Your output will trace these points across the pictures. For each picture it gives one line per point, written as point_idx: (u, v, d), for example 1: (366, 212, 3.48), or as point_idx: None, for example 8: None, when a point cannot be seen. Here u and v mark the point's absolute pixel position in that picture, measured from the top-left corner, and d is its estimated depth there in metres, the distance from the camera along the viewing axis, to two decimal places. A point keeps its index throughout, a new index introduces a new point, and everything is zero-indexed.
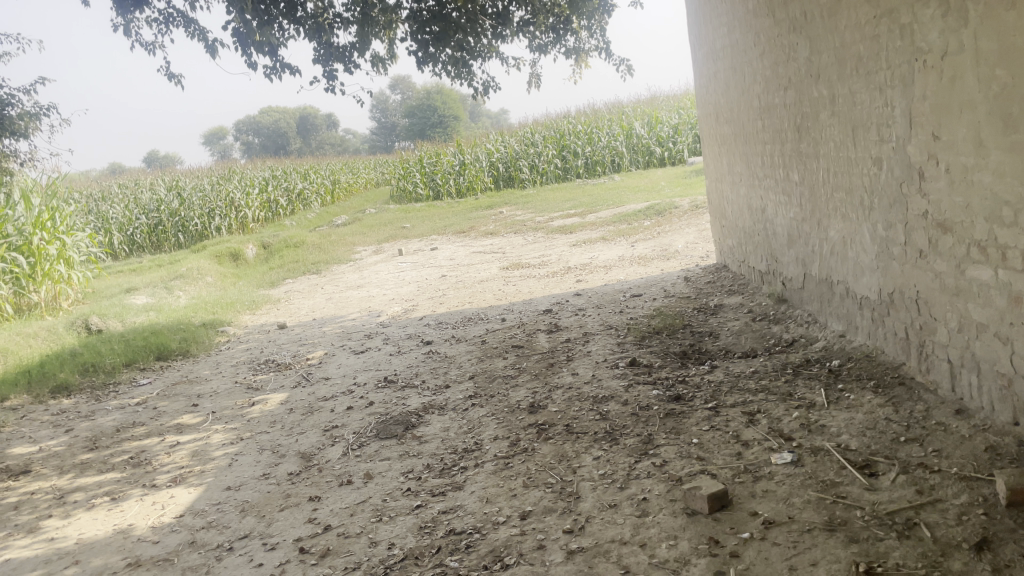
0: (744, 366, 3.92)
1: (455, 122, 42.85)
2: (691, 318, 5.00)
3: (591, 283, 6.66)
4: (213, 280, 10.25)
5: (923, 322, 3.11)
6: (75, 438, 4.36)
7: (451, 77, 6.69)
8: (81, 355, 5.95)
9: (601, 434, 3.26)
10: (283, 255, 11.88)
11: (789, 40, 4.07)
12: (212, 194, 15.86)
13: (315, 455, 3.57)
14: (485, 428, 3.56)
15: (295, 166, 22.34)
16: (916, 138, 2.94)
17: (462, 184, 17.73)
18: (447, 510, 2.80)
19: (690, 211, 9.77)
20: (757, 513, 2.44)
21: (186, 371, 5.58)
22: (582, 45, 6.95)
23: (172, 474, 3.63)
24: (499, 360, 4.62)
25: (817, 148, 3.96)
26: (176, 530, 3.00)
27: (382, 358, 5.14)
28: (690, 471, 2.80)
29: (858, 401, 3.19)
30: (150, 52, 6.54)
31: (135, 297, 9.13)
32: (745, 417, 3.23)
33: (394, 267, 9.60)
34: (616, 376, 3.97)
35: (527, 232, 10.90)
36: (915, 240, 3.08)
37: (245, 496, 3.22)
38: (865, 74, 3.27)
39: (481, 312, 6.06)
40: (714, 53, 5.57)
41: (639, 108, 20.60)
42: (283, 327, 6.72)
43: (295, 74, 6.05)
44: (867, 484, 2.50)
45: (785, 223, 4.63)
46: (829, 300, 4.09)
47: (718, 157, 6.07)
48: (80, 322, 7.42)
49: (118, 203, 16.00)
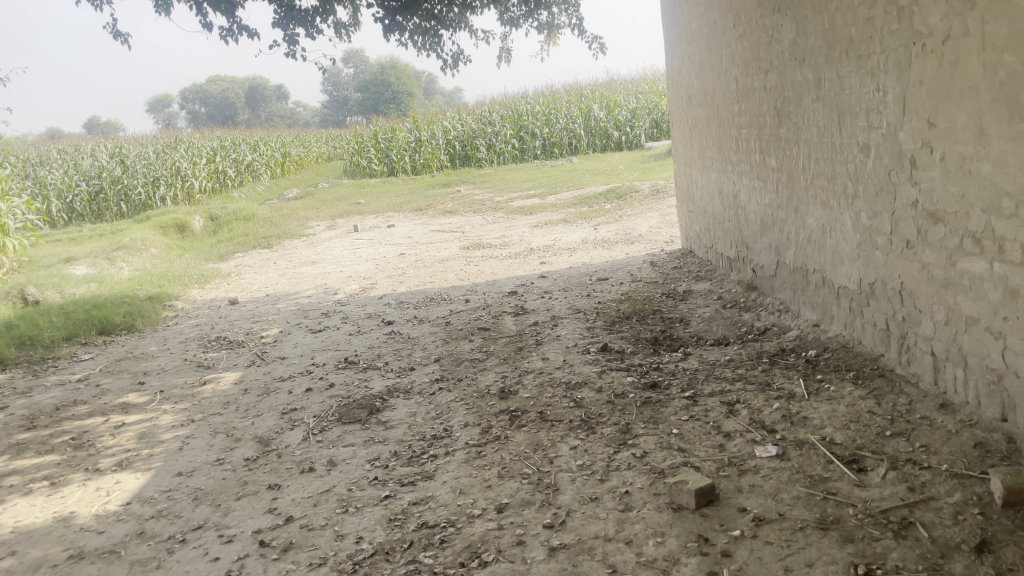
0: (718, 354, 3.83)
1: (409, 97, 42.21)
2: (660, 303, 4.91)
3: (555, 264, 6.54)
4: (159, 252, 9.86)
5: (906, 314, 3.05)
6: (10, 416, 4.08)
7: (419, 48, 6.47)
8: (16, 327, 5.61)
9: (576, 422, 3.14)
10: (233, 227, 11.51)
11: (772, 21, 3.98)
12: (157, 163, 15.28)
13: (273, 439, 3.38)
14: (454, 413, 3.41)
15: (244, 137, 21.70)
16: (910, 125, 2.86)
17: (418, 161, 17.44)
18: (418, 502, 2.65)
19: (652, 195, 9.70)
20: (745, 509, 2.35)
21: (131, 347, 5.30)
22: (554, 20, 6.78)
23: (117, 457, 3.40)
24: (466, 342, 4.47)
25: (798, 134, 3.87)
26: (123, 520, 2.79)
27: (341, 338, 4.94)
28: (672, 463, 2.69)
29: (838, 393, 3.13)
30: (96, 7, 6.17)
31: (75, 267, 8.71)
32: (724, 407, 3.14)
33: (350, 244, 9.35)
34: (588, 362, 3.85)
35: (485, 212, 10.74)
36: (903, 230, 3.00)
37: (198, 483, 3.02)
38: (855, 57, 3.18)
39: (443, 292, 5.90)
40: (689, 35, 5.46)
41: (597, 90, 20.52)
42: (234, 302, 6.45)
43: (254, 37, 5.76)
44: (857, 481, 2.43)
45: (759, 209, 4.55)
46: (803, 289, 4.02)
47: (687, 140, 5.98)
48: (16, 292, 7.04)
49: (56, 170, 15.30)
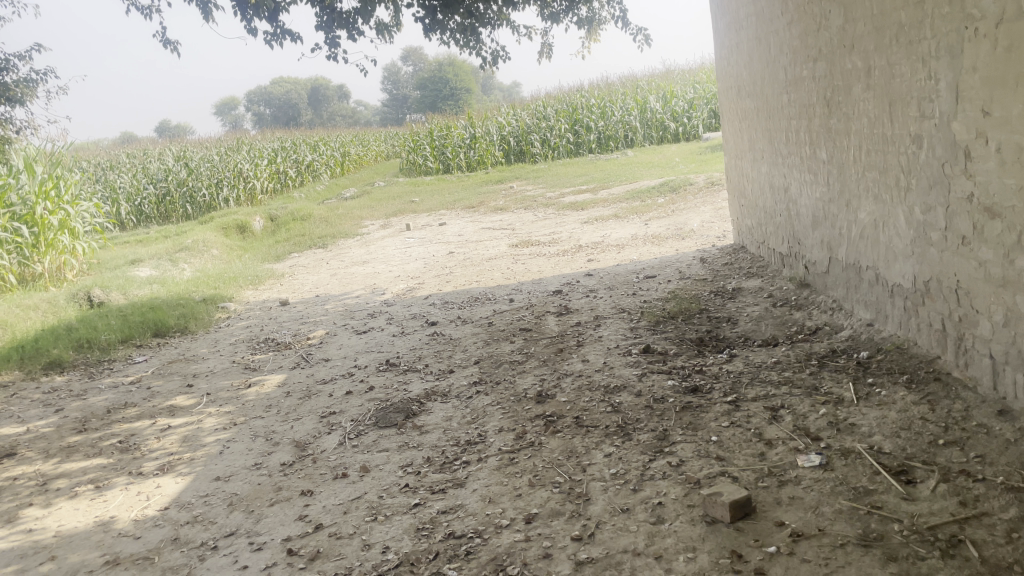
0: (765, 355, 3.70)
1: (466, 94, 42.33)
2: (708, 302, 4.77)
3: (603, 262, 6.43)
4: (219, 253, 10.07)
5: (962, 313, 2.87)
6: (64, 419, 4.19)
7: (460, 46, 6.43)
8: (76, 330, 5.78)
9: (612, 428, 3.06)
10: (290, 227, 11.69)
11: (820, 8, 3.80)
12: (220, 165, 15.62)
13: (310, 444, 3.39)
14: (490, 418, 3.37)
15: (304, 137, 22.08)
16: (964, 114, 2.69)
17: (473, 157, 17.45)
18: (447, 511, 2.61)
19: (706, 188, 9.48)
20: (783, 523, 2.23)
21: (184, 349, 5.40)
22: (595, 15, 6.66)
23: (160, 461, 3.45)
24: (507, 343, 4.42)
25: (848, 125, 3.70)
26: (159, 525, 2.82)
27: (385, 339, 4.94)
28: (709, 472, 2.59)
29: (890, 398, 2.97)
30: (146, 16, 6.29)
31: (139, 269, 8.95)
32: (767, 413, 3.01)
33: (402, 243, 9.39)
34: (629, 364, 3.76)
35: (537, 208, 10.67)
36: (958, 226, 2.83)
37: (234, 488, 3.04)
38: (906, 44, 3.01)
39: (489, 291, 5.86)
40: (737, 24, 5.29)
41: (654, 81, 20.21)
42: (285, 303, 6.54)
43: (297, 41, 5.80)
44: (905, 494, 2.29)
45: (811, 203, 4.37)
46: (856, 286, 3.85)
47: (738, 132, 5.80)
48: (82, 294, 7.26)
49: (125, 173, 15.76)
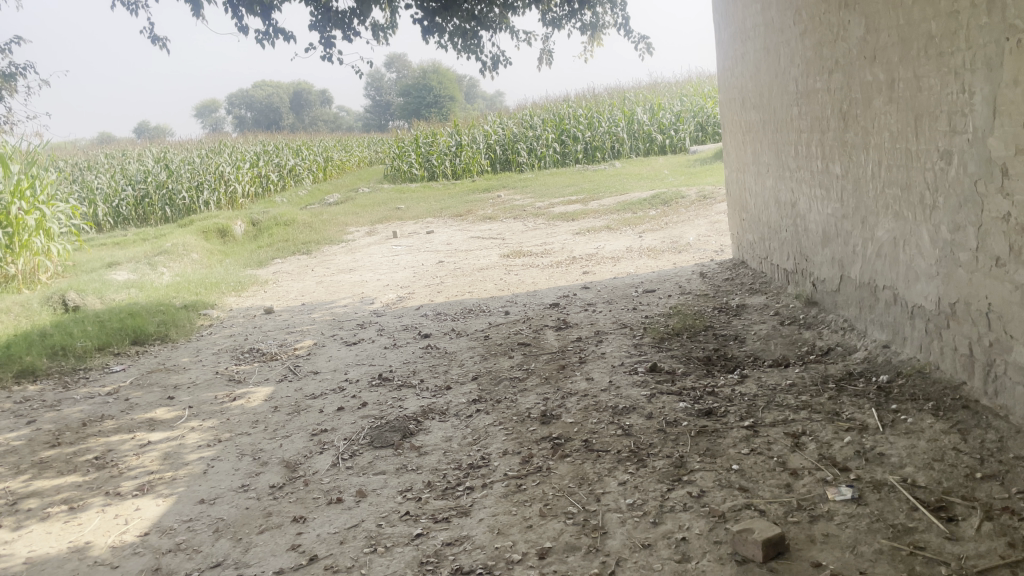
0: (778, 377, 3.55)
1: (450, 102, 42.16)
2: (712, 319, 4.63)
3: (599, 274, 6.29)
4: (199, 257, 9.81)
5: (994, 338, 2.73)
6: (37, 431, 3.95)
7: (459, 50, 6.28)
8: (51, 335, 5.53)
9: (625, 453, 2.90)
10: (273, 232, 11.44)
11: (838, 17, 3.68)
12: (201, 167, 15.32)
13: (301, 464, 3.19)
14: (493, 440, 3.19)
15: (288, 141, 21.82)
16: (1001, 129, 2.56)
17: (458, 165, 17.25)
18: (452, 542, 2.43)
19: (698, 201, 9.36)
20: (821, 565, 2.07)
21: (164, 358, 5.17)
22: (597, 21, 6.53)
23: (139, 481, 3.23)
24: (505, 358, 4.25)
25: (866, 138, 3.57)
26: (139, 553, 2.61)
27: (376, 351, 4.75)
28: (734, 505, 2.42)
29: (917, 426, 2.83)
30: (133, 11, 6.10)
31: (116, 272, 8.67)
32: (789, 440, 2.86)
33: (389, 251, 9.17)
34: (636, 384, 3.59)
35: (526, 218, 10.50)
36: (992, 246, 2.69)
37: (220, 512, 2.83)
38: (936, 55, 2.88)
39: (483, 303, 5.69)
40: (744, 35, 5.16)
41: (641, 93, 20.19)
42: (269, 311, 6.33)
43: (291, 40, 5.61)
44: (948, 533, 2.14)
45: (820, 219, 4.25)
46: (870, 307, 3.71)
47: (740, 146, 5.68)
48: (56, 297, 6.98)
49: (103, 173, 15.41)
